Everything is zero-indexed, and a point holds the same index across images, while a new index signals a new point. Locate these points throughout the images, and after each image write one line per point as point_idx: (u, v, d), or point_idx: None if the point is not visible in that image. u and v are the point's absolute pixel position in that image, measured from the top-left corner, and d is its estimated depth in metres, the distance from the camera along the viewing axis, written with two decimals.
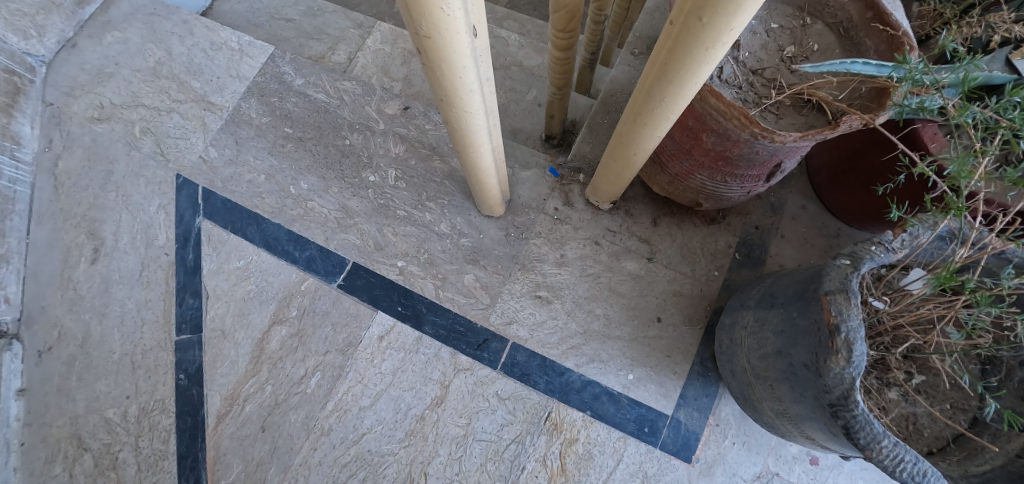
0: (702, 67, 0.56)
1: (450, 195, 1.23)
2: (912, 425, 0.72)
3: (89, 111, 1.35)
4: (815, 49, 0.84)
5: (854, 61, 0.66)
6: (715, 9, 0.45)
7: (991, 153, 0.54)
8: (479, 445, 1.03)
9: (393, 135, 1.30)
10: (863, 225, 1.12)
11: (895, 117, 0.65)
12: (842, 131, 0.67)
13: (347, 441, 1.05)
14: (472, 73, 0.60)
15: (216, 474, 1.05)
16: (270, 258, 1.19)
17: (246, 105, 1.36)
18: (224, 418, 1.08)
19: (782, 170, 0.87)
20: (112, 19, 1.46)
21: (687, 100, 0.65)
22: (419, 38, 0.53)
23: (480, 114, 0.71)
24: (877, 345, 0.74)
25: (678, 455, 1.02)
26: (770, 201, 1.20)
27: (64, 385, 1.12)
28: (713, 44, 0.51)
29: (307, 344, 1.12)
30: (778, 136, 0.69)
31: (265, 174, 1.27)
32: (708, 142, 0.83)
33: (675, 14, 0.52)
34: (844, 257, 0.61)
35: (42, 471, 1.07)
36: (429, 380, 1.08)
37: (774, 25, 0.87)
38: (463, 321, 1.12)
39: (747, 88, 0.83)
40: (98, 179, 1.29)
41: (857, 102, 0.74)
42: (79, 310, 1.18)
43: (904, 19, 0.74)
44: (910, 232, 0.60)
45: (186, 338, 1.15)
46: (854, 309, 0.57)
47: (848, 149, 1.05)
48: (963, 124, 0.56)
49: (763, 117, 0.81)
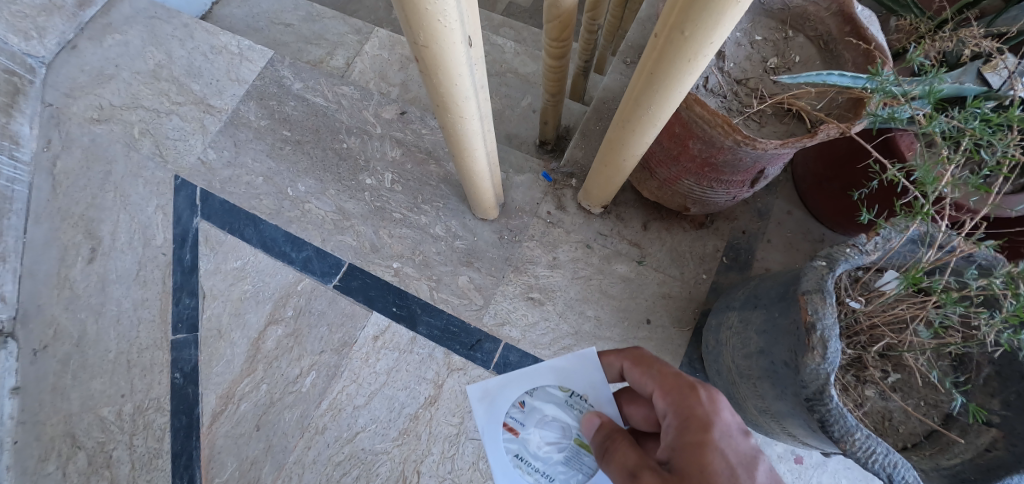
0: (686, 78, 0.60)
1: (445, 198, 1.25)
2: (888, 421, 0.75)
3: (88, 113, 1.36)
4: (796, 61, 0.88)
5: (831, 73, 0.69)
6: (696, 23, 0.49)
7: (956, 160, 0.57)
8: (471, 443, 1.05)
9: (390, 140, 1.32)
10: (846, 230, 1.15)
11: (869, 126, 0.68)
12: (820, 139, 0.71)
13: (341, 440, 1.07)
14: (467, 80, 0.63)
15: (209, 472, 1.06)
16: (267, 259, 1.21)
17: (245, 108, 1.38)
18: (219, 416, 1.09)
19: (766, 176, 0.91)
20: (112, 21, 1.47)
21: (673, 109, 0.68)
22: (417, 47, 0.55)
23: (476, 119, 0.73)
24: (855, 345, 0.78)
25: None
26: (757, 206, 1.23)
27: (59, 383, 1.13)
28: (694, 56, 0.55)
29: (303, 343, 1.14)
30: (759, 144, 0.73)
31: (264, 176, 1.29)
32: (695, 149, 0.86)
33: (659, 27, 0.55)
34: (821, 259, 0.65)
35: (36, 469, 1.07)
36: (423, 379, 1.10)
37: (758, 37, 0.91)
38: (456, 322, 1.15)
39: (731, 97, 0.87)
40: (97, 179, 1.30)
41: (835, 111, 0.79)
42: (75, 308, 1.19)
43: (880, 34, 0.78)
44: (883, 235, 0.64)
45: (182, 337, 1.16)
46: (829, 308, 0.61)
47: (830, 156, 1.08)
48: (930, 133, 0.60)
49: (746, 125, 0.84)
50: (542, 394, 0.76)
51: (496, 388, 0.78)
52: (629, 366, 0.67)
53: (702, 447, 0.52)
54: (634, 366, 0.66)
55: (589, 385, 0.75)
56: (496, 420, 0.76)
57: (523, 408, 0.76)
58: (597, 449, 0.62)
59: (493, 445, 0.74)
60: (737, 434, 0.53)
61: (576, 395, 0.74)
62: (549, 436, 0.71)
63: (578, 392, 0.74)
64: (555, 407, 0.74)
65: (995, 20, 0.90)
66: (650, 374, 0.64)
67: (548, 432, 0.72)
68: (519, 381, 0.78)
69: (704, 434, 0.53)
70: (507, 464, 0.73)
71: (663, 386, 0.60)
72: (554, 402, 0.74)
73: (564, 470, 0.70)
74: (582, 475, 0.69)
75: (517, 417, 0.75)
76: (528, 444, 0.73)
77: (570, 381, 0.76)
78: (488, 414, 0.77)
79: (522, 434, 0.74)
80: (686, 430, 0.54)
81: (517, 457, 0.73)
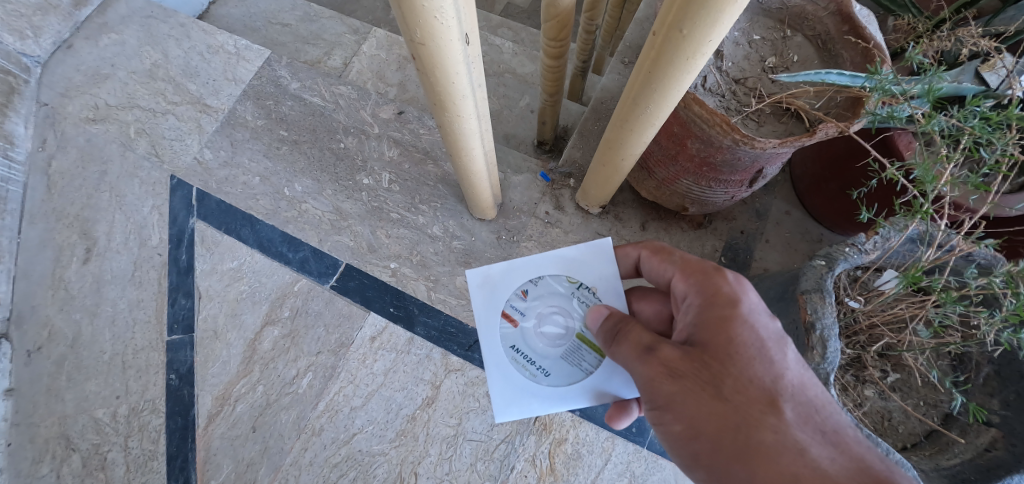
0: (685, 76, 0.59)
1: (443, 198, 1.24)
2: (887, 421, 0.75)
3: (84, 112, 1.35)
4: (794, 60, 0.87)
5: (829, 72, 0.69)
6: (695, 22, 0.48)
7: (955, 159, 0.57)
8: (469, 445, 1.05)
9: (387, 140, 1.31)
10: (844, 231, 1.15)
11: (868, 126, 0.68)
12: (819, 138, 0.70)
13: (338, 441, 1.06)
14: (465, 79, 0.62)
15: (206, 474, 1.05)
16: (263, 259, 1.20)
17: (242, 108, 1.37)
18: (215, 418, 1.09)
19: (764, 176, 0.91)
20: (109, 21, 1.46)
21: (672, 107, 0.68)
22: (413, 45, 0.55)
23: (473, 118, 0.73)
24: (854, 344, 0.78)
25: (665, 455, 1.04)
26: (755, 206, 1.23)
27: (53, 385, 1.12)
28: (693, 54, 0.54)
29: (300, 344, 1.13)
30: (758, 143, 0.72)
31: (260, 176, 1.28)
32: (693, 148, 0.86)
33: (658, 26, 0.55)
34: (820, 259, 0.65)
35: (29, 471, 1.06)
36: (421, 380, 1.10)
37: (756, 37, 0.90)
38: (454, 322, 1.14)
39: (729, 96, 0.86)
40: (92, 178, 1.29)
41: (834, 110, 0.79)
42: (70, 309, 1.18)
43: (879, 33, 0.78)
44: (881, 235, 0.64)
45: (178, 338, 1.15)
46: (828, 307, 0.61)
47: (829, 156, 1.08)
48: (929, 132, 0.59)
49: (744, 124, 0.84)
50: (547, 286, 0.84)
51: (498, 276, 0.86)
52: (648, 256, 0.69)
53: (727, 321, 0.53)
54: (652, 255, 0.68)
55: (596, 279, 0.82)
56: (499, 307, 0.85)
57: (525, 299, 0.84)
58: (608, 332, 0.64)
59: (494, 329, 0.83)
60: (763, 314, 0.54)
61: (583, 288, 0.82)
62: (552, 323, 0.81)
63: (586, 284, 0.83)
64: (558, 300, 0.82)
65: (993, 20, 0.90)
66: (671, 262, 0.65)
67: (551, 319, 0.81)
68: (523, 272, 0.86)
69: (729, 310, 0.54)
70: (505, 350, 0.82)
71: (685, 270, 0.61)
72: (559, 295, 0.83)
73: (562, 362, 0.78)
74: (581, 370, 0.77)
75: (520, 307, 0.84)
76: (529, 333, 0.82)
77: (578, 275, 0.84)
78: (489, 299, 0.85)
79: (522, 324, 0.83)
80: (708, 307, 0.55)
81: (516, 345, 0.82)
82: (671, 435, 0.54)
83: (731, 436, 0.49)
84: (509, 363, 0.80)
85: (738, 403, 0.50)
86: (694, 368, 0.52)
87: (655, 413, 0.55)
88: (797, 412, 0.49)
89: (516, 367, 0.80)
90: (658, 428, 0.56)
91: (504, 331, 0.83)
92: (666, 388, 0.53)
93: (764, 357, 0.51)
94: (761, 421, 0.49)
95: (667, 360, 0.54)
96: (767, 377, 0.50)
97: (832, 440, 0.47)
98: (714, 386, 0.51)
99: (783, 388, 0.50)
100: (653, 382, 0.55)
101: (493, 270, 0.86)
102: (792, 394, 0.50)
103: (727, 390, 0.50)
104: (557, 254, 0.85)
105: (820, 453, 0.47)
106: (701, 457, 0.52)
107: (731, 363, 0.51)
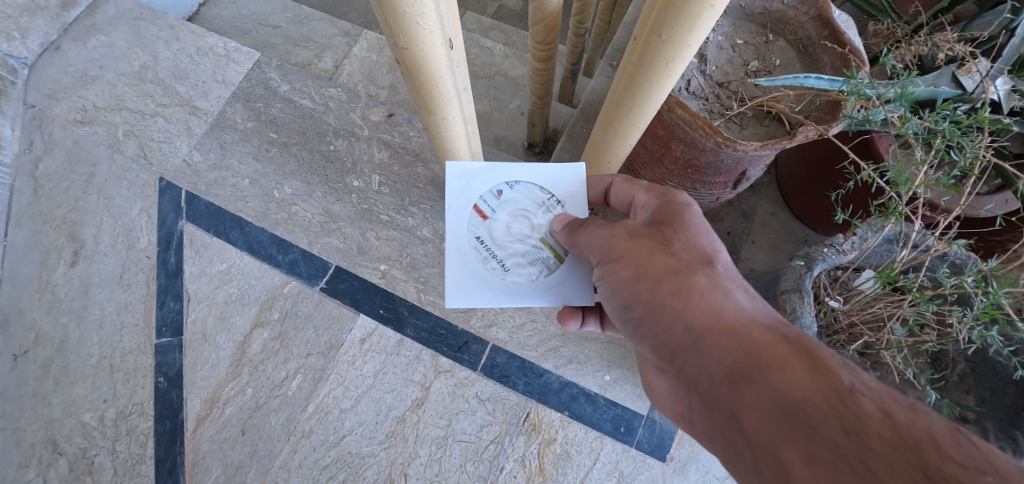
0: (665, 80, 0.60)
1: (433, 200, 1.25)
2: None
3: (72, 114, 1.35)
4: (777, 64, 0.89)
5: (809, 76, 0.71)
6: (673, 26, 0.50)
7: (928, 162, 0.58)
8: (458, 446, 1.05)
9: (377, 141, 1.32)
10: (827, 231, 1.16)
11: (846, 129, 0.70)
12: (798, 141, 0.72)
13: (328, 443, 1.06)
14: (449, 83, 0.62)
15: (194, 477, 1.05)
16: (253, 261, 1.20)
17: (231, 110, 1.36)
18: (204, 421, 1.08)
19: (748, 178, 0.92)
20: (96, 22, 1.45)
21: (654, 110, 0.69)
22: (397, 50, 0.55)
23: (459, 121, 0.73)
24: (834, 343, 0.79)
25: (652, 454, 1.05)
26: (741, 208, 1.25)
27: (40, 389, 1.11)
28: (673, 58, 0.55)
29: (289, 346, 1.13)
30: (740, 145, 0.73)
31: (249, 178, 1.28)
32: (677, 151, 0.87)
33: (638, 31, 0.56)
34: (800, 259, 0.67)
35: (16, 476, 1.06)
36: (410, 381, 1.10)
37: (739, 41, 0.92)
38: (443, 323, 1.15)
39: (713, 99, 0.88)
40: (80, 181, 1.29)
41: (814, 113, 0.80)
42: (57, 312, 1.17)
43: (857, 38, 0.80)
44: (859, 235, 0.66)
45: (166, 341, 1.14)
46: (806, 306, 0.63)
47: (812, 159, 1.10)
48: (904, 135, 0.61)
49: (727, 127, 0.86)
50: (520, 192, 0.85)
51: (476, 172, 0.85)
52: (618, 181, 0.74)
53: (681, 207, 0.60)
54: (623, 181, 0.73)
55: (568, 195, 0.83)
56: (472, 198, 0.85)
57: (499, 198, 0.84)
58: (577, 224, 0.69)
59: (462, 218, 0.84)
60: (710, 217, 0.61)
61: (553, 200, 0.84)
62: (517, 226, 0.84)
63: (557, 198, 0.84)
64: (528, 207, 0.84)
65: (970, 25, 0.92)
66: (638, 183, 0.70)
67: (517, 223, 0.84)
68: (501, 172, 0.85)
69: (685, 202, 0.61)
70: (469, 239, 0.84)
71: (649, 185, 0.67)
72: (529, 203, 0.84)
73: (519, 263, 0.83)
74: (536, 274, 0.82)
75: (492, 204, 0.85)
76: (495, 230, 0.84)
77: (551, 188, 0.84)
78: (463, 189, 0.85)
79: (490, 220, 0.84)
80: (668, 197, 0.62)
81: (480, 236, 0.84)
82: (618, 284, 0.58)
83: (670, 277, 0.53)
84: (471, 251, 0.83)
85: (681, 255, 0.55)
86: (649, 230, 0.58)
87: (607, 266, 0.60)
88: (729, 274, 0.54)
89: (477, 257, 0.83)
90: (607, 281, 0.60)
91: (472, 222, 0.84)
92: (622, 242, 0.58)
93: (709, 235, 0.57)
94: (699, 269, 0.53)
95: (627, 224, 0.60)
96: (710, 247, 0.56)
97: (754, 294, 0.52)
98: (664, 243, 0.56)
99: (721, 258, 0.56)
100: (611, 239, 0.60)
101: (474, 164, 0.85)
102: (727, 263, 0.56)
103: (675, 246, 0.55)
104: (537, 165, 0.85)
105: (743, 299, 0.51)
106: (641, 294, 0.55)
107: (681, 230, 0.57)
